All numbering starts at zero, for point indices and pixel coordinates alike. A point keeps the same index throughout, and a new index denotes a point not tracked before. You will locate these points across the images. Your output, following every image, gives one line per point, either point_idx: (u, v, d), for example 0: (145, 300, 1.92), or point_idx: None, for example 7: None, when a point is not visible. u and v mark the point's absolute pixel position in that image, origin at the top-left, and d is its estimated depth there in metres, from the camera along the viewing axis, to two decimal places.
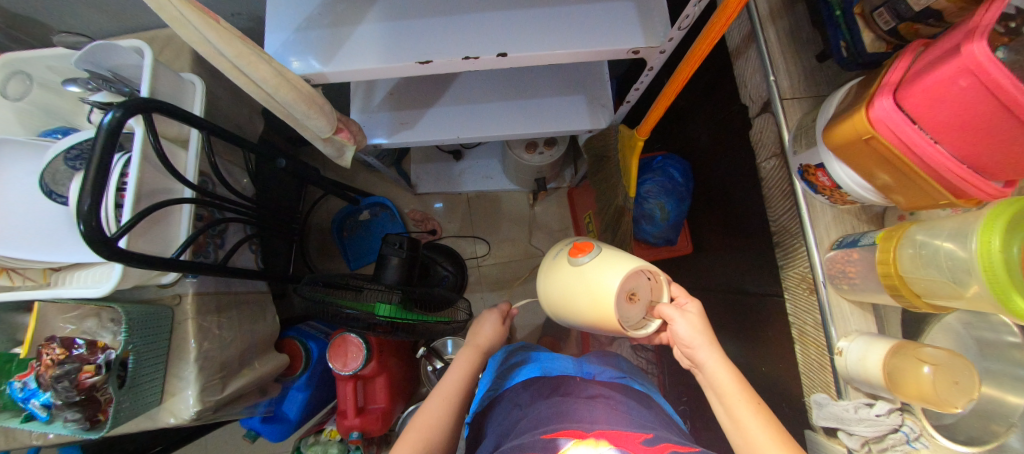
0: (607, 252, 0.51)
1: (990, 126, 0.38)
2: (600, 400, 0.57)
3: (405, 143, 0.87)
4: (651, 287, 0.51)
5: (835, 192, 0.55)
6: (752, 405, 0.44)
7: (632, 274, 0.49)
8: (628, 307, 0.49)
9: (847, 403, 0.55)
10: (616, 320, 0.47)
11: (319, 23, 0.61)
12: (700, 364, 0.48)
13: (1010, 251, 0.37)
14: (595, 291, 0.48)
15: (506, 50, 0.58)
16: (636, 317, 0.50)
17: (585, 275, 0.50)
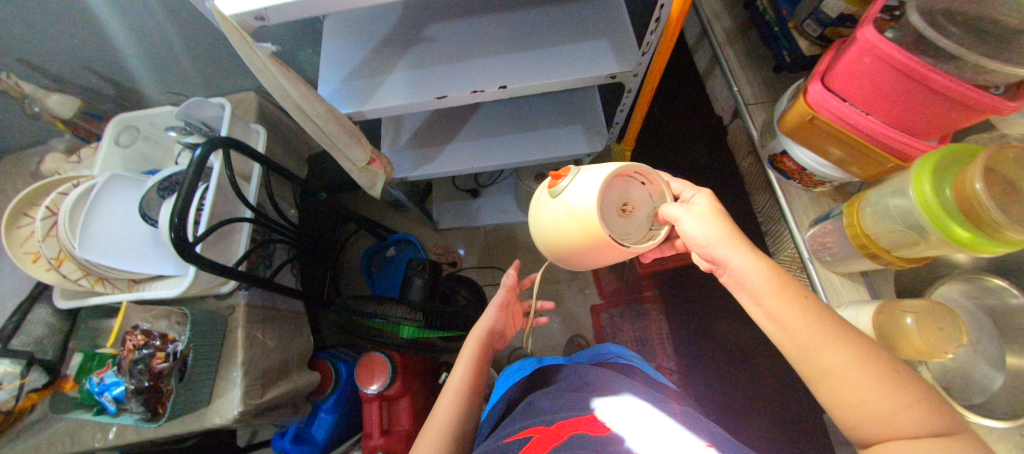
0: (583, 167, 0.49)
1: (901, 92, 0.46)
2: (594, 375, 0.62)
3: (427, 174, 1.00)
4: (645, 194, 0.49)
5: (802, 175, 0.62)
6: (789, 301, 0.43)
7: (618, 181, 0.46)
8: (621, 221, 0.47)
9: None
10: (613, 239, 0.44)
11: (359, 75, 0.77)
12: (725, 265, 0.46)
13: (943, 194, 0.43)
14: (581, 212, 0.45)
15: (505, 83, 0.72)
16: (636, 227, 0.48)
17: (569, 204, 0.47)
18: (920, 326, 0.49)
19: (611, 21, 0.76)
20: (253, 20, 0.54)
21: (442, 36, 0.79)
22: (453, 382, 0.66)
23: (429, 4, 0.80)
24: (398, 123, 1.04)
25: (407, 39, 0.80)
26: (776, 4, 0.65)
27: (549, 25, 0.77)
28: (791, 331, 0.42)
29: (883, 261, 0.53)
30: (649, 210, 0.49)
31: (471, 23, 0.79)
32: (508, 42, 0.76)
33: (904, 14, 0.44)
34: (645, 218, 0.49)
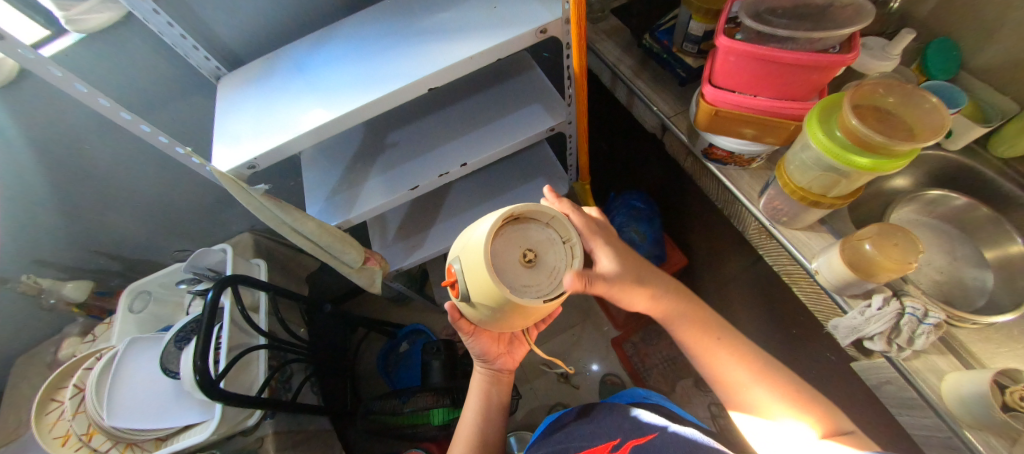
0: (460, 248, 0.48)
1: (769, 73, 0.57)
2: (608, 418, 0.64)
3: (420, 259, 1.07)
4: (535, 231, 0.48)
5: (734, 157, 0.71)
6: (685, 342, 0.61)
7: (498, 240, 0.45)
8: (531, 274, 0.45)
9: (855, 313, 0.60)
10: (528, 303, 0.42)
11: (340, 189, 0.86)
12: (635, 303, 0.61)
13: (835, 136, 0.52)
14: (488, 299, 0.44)
15: (464, 160, 0.83)
16: (550, 265, 0.46)
17: (469, 282, 0.45)
18: (876, 251, 0.55)
19: (536, 88, 0.90)
20: (246, 169, 0.64)
21: (401, 139, 0.90)
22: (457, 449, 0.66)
23: (385, 116, 0.94)
24: (382, 222, 1.13)
25: (372, 148, 0.90)
26: (657, 38, 0.82)
27: (487, 105, 0.90)
28: (701, 359, 0.60)
29: (827, 206, 0.60)
30: (550, 243, 0.47)
31: (424, 121, 0.91)
32: (458, 127, 0.88)
33: (742, 21, 0.57)
34: (552, 249, 0.47)
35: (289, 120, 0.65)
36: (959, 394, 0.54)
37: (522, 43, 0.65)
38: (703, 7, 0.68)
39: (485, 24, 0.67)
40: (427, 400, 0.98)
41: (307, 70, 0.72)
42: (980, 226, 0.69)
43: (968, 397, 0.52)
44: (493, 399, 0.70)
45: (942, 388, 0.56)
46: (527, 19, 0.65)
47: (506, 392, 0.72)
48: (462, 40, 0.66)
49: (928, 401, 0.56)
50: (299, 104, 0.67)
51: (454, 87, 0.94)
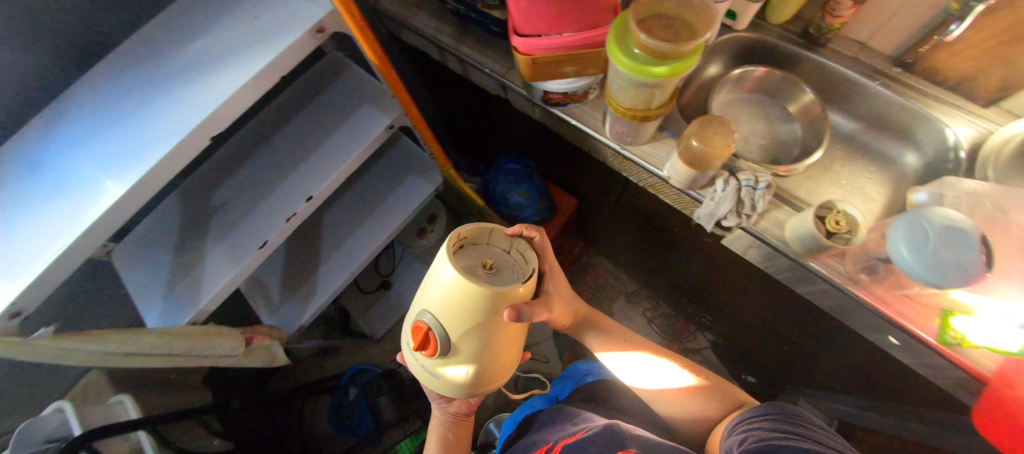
0: (428, 297, 0.49)
1: (562, 8, 0.56)
2: (557, 424, 0.74)
3: (318, 308, 0.97)
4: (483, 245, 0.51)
5: (570, 97, 0.72)
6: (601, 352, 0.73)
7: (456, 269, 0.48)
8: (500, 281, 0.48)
9: (706, 200, 0.67)
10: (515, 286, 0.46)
11: (177, 281, 0.72)
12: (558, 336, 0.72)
13: (635, 54, 0.54)
14: (479, 313, 0.47)
15: (309, 193, 0.74)
16: (511, 263, 0.49)
17: (451, 306, 0.47)
18: (702, 144, 0.61)
19: (359, 88, 0.81)
20: (12, 320, 0.49)
21: (228, 195, 0.77)
22: None
23: (198, 176, 0.78)
24: (261, 286, 0.99)
25: (198, 218, 0.76)
26: (460, 0, 0.78)
27: (314, 125, 0.79)
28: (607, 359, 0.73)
29: (656, 117, 0.63)
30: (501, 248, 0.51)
31: (248, 166, 0.78)
32: (289, 160, 0.77)
33: None
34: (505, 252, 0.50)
35: (42, 239, 0.50)
36: (797, 236, 0.63)
37: (301, 51, 0.57)
38: None
39: (248, 41, 0.56)
40: None
41: (45, 170, 0.56)
42: (779, 88, 0.79)
43: (802, 235, 0.61)
44: (448, 436, 0.72)
45: (785, 236, 0.65)
46: (295, 22, 0.56)
47: (464, 431, 0.73)
48: (227, 69, 0.55)
49: (778, 249, 0.65)
50: (49, 217, 0.52)
51: (268, 115, 0.81)
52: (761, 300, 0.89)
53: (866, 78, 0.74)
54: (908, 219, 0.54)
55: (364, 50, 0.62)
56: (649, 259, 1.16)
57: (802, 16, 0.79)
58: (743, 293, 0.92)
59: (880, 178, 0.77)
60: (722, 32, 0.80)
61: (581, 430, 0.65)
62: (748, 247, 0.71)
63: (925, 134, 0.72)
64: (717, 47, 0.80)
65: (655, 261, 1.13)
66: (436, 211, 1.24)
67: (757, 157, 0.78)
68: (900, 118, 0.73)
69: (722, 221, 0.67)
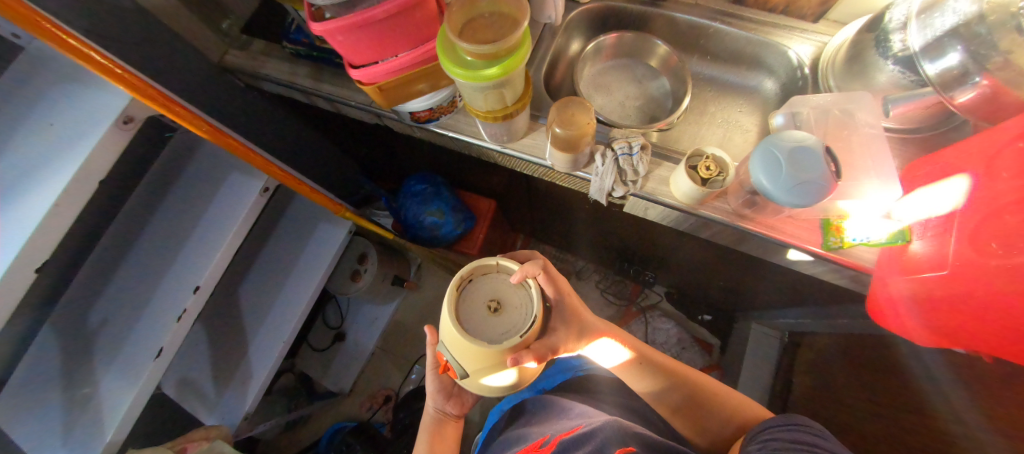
0: (444, 332, 0.55)
1: (383, 33, 0.54)
2: (548, 418, 0.74)
3: (260, 389, 0.91)
4: (490, 283, 0.56)
5: (438, 111, 0.70)
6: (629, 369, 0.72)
7: (467, 312, 0.54)
8: (503, 323, 0.52)
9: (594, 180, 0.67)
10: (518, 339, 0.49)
11: (75, 419, 0.65)
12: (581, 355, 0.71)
13: (468, 62, 0.53)
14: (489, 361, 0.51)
15: (197, 283, 0.69)
16: (516, 304, 0.54)
17: (466, 355, 0.52)
18: (566, 128, 0.61)
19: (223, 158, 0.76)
20: None
21: (110, 312, 0.70)
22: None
23: (67, 300, 0.70)
24: (191, 387, 0.92)
25: (82, 345, 0.69)
26: (296, 41, 0.77)
27: (184, 210, 0.74)
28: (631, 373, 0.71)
29: (518, 111, 0.62)
30: (507, 286, 0.55)
31: (122, 273, 0.72)
32: (166, 255, 0.72)
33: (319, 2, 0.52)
34: (512, 292, 0.55)
35: None
36: (680, 190, 0.64)
37: (115, 146, 0.52)
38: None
39: (49, 152, 0.50)
40: None
41: None
42: (637, 49, 0.81)
43: (684, 188, 0.63)
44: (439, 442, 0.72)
45: (672, 192, 0.67)
46: (95, 118, 0.51)
47: (454, 433, 0.74)
48: (31, 189, 0.49)
49: (671, 206, 0.67)
50: None
51: (130, 212, 0.74)
52: (682, 247, 0.93)
53: (709, 20, 0.77)
54: (764, 146, 0.56)
55: (187, 126, 0.58)
56: (583, 236, 1.18)
57: None
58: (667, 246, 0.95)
59: (749, 109, 0.83)
60: (571, 8, 0.80)
61: (579, 425, 0.65)
62: (646, 209, 0.72)
63: (773, 59, 0.77)
64: (571, 23, 0.81)
65: (588, 236, 1.15)
66: (364, 249, 1.19)
67: (630, 121, 0.80)
68: (748, 50, 0.78)
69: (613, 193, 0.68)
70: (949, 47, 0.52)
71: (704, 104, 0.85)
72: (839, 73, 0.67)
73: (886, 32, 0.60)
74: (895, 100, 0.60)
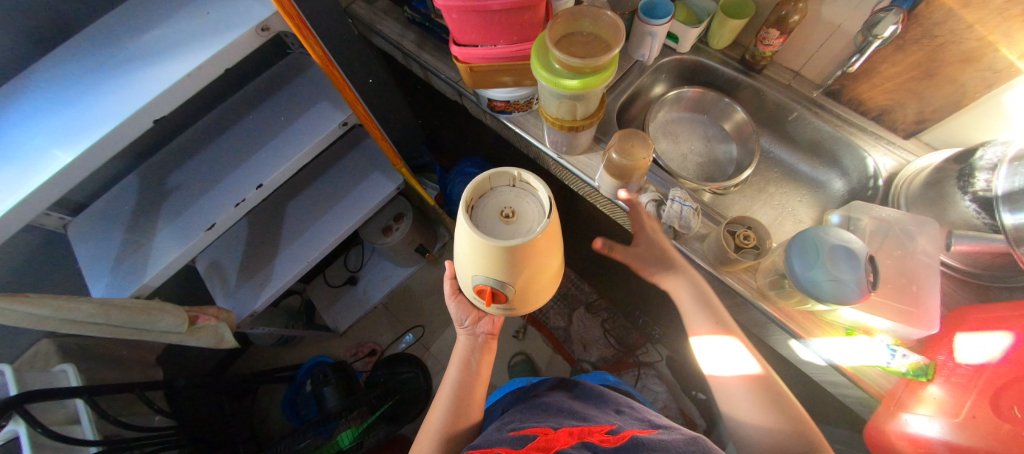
0: (462, 260, 0.49)
1: (489, 22, 0.61)
2: (588, 408, 0.67)
3: (273, 295, 0.99)
4: (506, 193, 0.47)
5: (513, 105, 0.75)
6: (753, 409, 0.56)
7: (478, 222, 0.45)
8: (522, 224, 0.45)
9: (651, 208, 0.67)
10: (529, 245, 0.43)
11: (126, 255, 0.75)
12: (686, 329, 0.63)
13: (554, 68, 0.57)
14: (509, 269, 0.45)
15: (260, 181, 0.78)
16: (529, 209, 0.46)
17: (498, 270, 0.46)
18: (622, 157, 0.64)
19: (322, 88, 0.86)
20: None
21: (185, 180, 0.81)
22: (442, 397, 0.64)
23: (161, 157, 0.83)
24: (218, 270, 1.02)
25: (153, 199, 0.80)
26: (414, 7, 0.85)
27: (274, 118, 0.84)
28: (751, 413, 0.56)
29: (585, 127, 0.66)
30: (512, 190, 0.47)
31: (208, 150, 0.83)
32: (247, 149, 0.82)
33: None
34: (521, 193, 0.47)
35: None
36: (712, 250, 0.65)
37: (245, 45, 0.63)
38: None
39: (199, 34, 0.62)
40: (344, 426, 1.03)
41: None
42: (716, 109, 0.84)
43: (715, 249, 0.64)
44: (471, 365, 0.67)
45: (703, 249, 0.67)
46: (241, 19, 0.62)
47: (490, 357, 0.70)
48: (176, 59, 0.60)
49: (700, 264, 0.67)
50: None
51: (234, 106, 0.86)
52: None
53: (794, 104, 0.78)
54: (805, 236, 0.56)
55: (310, 52, 0.67)
56: (604, 270, 1.17)
57: (741, 44, 0.83)
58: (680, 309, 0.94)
59: (809, 201, 0.82)
60: (665, 53, 0.84)
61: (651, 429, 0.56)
62: None
63: (849, 160, 0.76)
64: (661, 67, 0.84)
65: (610, 274, 1.15)
66: (402, 210, 1.25)
67: (688, 172, 0.82)
68: (827, 144, 0.78)
69: (514, 235, 0.44)
70: None
71: (765, 183, 0.85)
72: (912, 194, 0.65)
73: (975, 168, 0.58)
74: (960, 236, 0.57)
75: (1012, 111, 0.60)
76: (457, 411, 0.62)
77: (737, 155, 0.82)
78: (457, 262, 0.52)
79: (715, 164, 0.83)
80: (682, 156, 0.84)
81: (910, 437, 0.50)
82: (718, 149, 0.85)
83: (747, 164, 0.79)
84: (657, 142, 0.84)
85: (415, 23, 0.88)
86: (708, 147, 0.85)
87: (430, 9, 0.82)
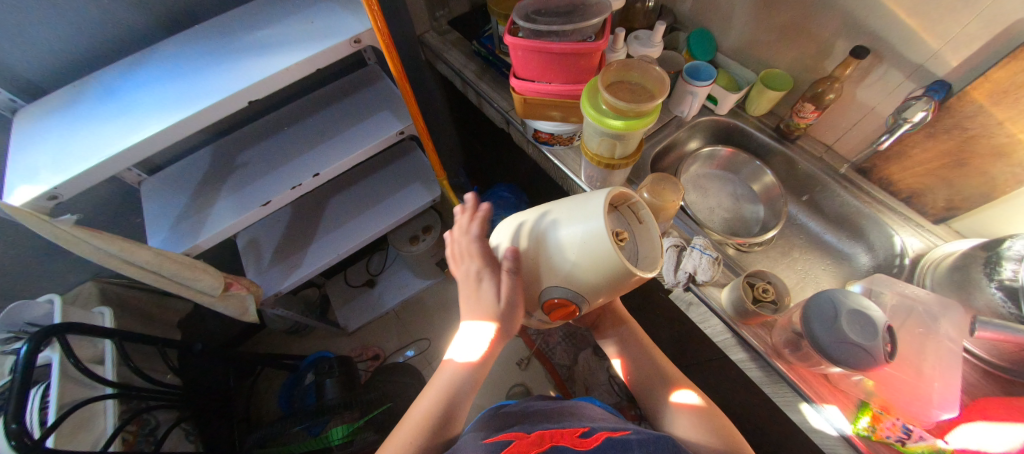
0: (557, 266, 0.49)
1: (550, 63, 0.68)
2: (562, 409, 0.64)
3: (299, 279, 1.04)
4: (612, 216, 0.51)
5: (556, 138, 0.82)
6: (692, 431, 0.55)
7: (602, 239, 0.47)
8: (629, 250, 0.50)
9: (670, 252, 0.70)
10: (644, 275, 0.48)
11: (187, 216, 0.82)
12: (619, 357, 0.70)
13: (601, 108, 0.63)
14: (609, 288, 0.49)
15: (317, 170, 0.86)
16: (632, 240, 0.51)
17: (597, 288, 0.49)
18: (653, 198, 0.68)
19: (387, 99, 0.96)
20: (47, 201, 0.61)
21: (252, 159, 0.90)
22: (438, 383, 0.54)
23: (237, 136, 0.93)
24: (255, 248, 1.09)
25: (221, 171, 0.89)
26: (482, 42, 0.95)
27: (341, 118, 0.94)
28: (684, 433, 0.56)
29: (621, 166, 0.71)
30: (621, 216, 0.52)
31: (277, 137, 0.92)
32: (311, 141, 0.91)
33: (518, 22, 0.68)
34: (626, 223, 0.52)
35: (96, 145, 0.63)
36: (730, 300, 0.67)
37: (337, 52, 0.73)
38: (497, 13, 0.83)
39: (302, 38, 0.72)
40: (337, 421, 1.03)
41: (119, 93, 0.70)
42: (748, 170, 0.88)
43: (733, 299, 0.66)
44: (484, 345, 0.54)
45: (722, 298, 0.69)
46: (339, 30, 0.73)
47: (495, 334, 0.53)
48: (279, 54, 0.71)
49: (717, 312, 0.68)
50: (109, 129, 0.65)
51: (308, 103, 0.97)
52: None
53: (826, 176, 0.82)
54: (825, 295, 0.57)
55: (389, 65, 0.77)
56: None
57: (777, 115, 0.89)
58: None
59: (832, 272, 0.83)
60: (704, 114, 0.90)
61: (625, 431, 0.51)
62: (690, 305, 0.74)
63: (877, 237, 0.78)
64: (699, 125, 0.90)
65: None
66: (432, 222, 1.32)
67: (714, 225, 0.85)
68: (855, 219, 0.80)
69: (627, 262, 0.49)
70: None
71: (790, 248, 0.86)
72: (939, 277, 0.66)
73: (1002, 257, 0.59)
74: (985, 321, 0.55)
75: None
76: (449, 399, 0.52)
77: (764, 216, 0.85)
78: (528, 268, 0.51)
79: (742, 222, 0.86)
80: (710, 210, 0.87)
81: None
82: (746, 209, 0.88)
83: (774, 226, 0.81)
84: (687, 192, 0.88)
85: (479, 56, 0.98)
86: (737, 205, 0.88)
87: (495, 46, 0.92)
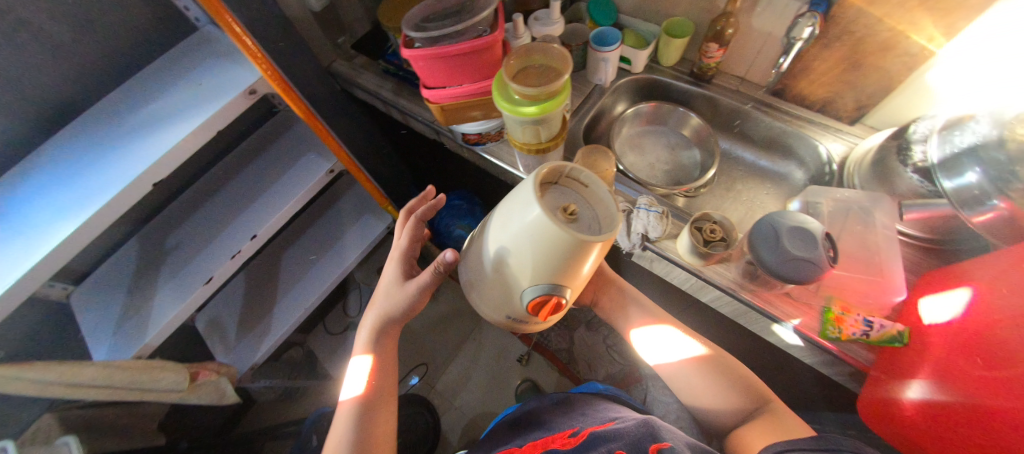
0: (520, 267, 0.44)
1: (455, 66, 0.67)
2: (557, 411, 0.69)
3: (272, 344, 1.01)
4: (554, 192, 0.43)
5: (485, 137, 0.81)
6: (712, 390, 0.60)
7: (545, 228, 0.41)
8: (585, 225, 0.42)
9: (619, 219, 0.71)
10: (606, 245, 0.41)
11: (128, 317, 0.77)
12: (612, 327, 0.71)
13: (514, 99, 0.63)
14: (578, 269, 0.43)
15: (254, 232, 0.82)
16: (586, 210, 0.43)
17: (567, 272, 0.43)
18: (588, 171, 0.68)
19: (309, 140, 0.93)
20: None
21: (183, 239, 0.85)
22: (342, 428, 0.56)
23: (159, 220, 0.87)
24: (217, 326, 1.03)
25: (153, 260, 0.83)
26: (389, 60, 0.93)
27: (266, 172, 0.90)
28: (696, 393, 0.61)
29: (551, 148, 0.71)
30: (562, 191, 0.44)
31: (204, 209, 0.87)
32: (241, 204, 0.87)
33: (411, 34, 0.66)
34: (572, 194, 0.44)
35: None
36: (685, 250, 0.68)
37: (235, 109, 0.70)
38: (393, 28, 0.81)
39: (193, 103, 0.68)
40: None
41: (8, 212, 0.64)
42: (676, 119, 0.91)
43: (687, 247, 0.67)
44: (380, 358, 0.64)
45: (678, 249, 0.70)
46: (231, 86, 0.69)
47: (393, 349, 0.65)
48: (173, 126, 0.66)
49: (676, 262, 0.70)
50: (6, 252, 0.59)
51: (227, 166, 0.92)
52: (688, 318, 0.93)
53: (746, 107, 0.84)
54: (765, 222, 0.59)
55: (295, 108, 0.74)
56: None
57: (689, 59, 0.91)
58: (672, 315, 0.95)
59: (774, 193, 0.87)
60: (622, 75, 0.91)
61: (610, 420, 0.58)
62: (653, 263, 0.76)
63: (804, 151, 0.81)
64: (620, 87, 0.91)
65: None
66: None
67: (657, 179, 0.87)
68: (782, 139, 0.84)
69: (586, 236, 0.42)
70: (967, 167, 0.54)
71: (732, 182, 0.90)
72: (865, 174, 0.70)
73: (909, 142, 0.63)
74: (909, 205, 0.62)
75: (936, 88, 0.66)
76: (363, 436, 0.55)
77: (701, 158, 0.88)
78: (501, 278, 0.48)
79: (682, 170, 0.89)
80: (650, 166, 0.89)
81: (907, 406, 0.50)
82: (683, 156, 0.90)
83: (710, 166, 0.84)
84: (624, 155, 0.89)
85: (390, 74, 0.96)
86: (674, 155, 0.90)
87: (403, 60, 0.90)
